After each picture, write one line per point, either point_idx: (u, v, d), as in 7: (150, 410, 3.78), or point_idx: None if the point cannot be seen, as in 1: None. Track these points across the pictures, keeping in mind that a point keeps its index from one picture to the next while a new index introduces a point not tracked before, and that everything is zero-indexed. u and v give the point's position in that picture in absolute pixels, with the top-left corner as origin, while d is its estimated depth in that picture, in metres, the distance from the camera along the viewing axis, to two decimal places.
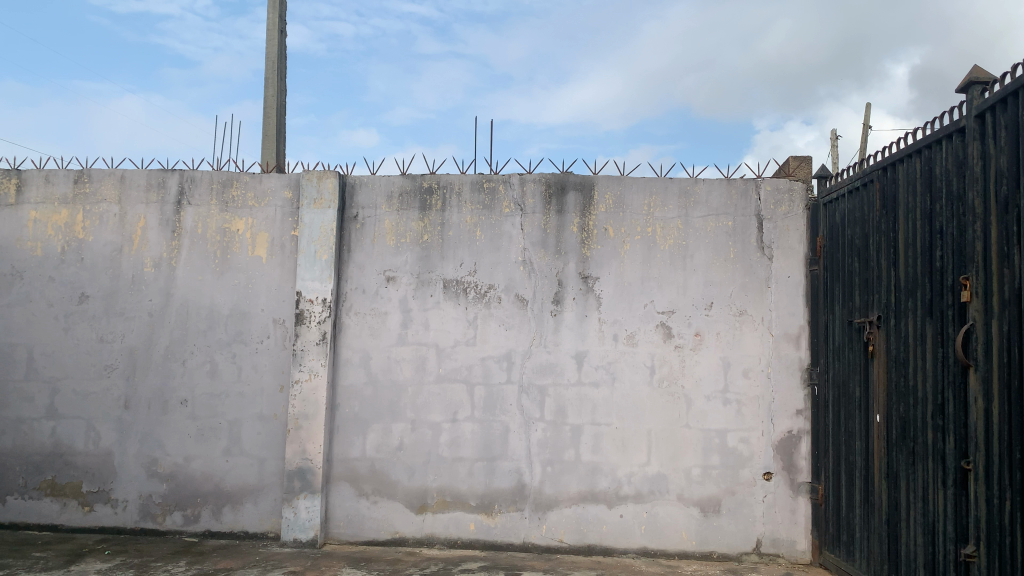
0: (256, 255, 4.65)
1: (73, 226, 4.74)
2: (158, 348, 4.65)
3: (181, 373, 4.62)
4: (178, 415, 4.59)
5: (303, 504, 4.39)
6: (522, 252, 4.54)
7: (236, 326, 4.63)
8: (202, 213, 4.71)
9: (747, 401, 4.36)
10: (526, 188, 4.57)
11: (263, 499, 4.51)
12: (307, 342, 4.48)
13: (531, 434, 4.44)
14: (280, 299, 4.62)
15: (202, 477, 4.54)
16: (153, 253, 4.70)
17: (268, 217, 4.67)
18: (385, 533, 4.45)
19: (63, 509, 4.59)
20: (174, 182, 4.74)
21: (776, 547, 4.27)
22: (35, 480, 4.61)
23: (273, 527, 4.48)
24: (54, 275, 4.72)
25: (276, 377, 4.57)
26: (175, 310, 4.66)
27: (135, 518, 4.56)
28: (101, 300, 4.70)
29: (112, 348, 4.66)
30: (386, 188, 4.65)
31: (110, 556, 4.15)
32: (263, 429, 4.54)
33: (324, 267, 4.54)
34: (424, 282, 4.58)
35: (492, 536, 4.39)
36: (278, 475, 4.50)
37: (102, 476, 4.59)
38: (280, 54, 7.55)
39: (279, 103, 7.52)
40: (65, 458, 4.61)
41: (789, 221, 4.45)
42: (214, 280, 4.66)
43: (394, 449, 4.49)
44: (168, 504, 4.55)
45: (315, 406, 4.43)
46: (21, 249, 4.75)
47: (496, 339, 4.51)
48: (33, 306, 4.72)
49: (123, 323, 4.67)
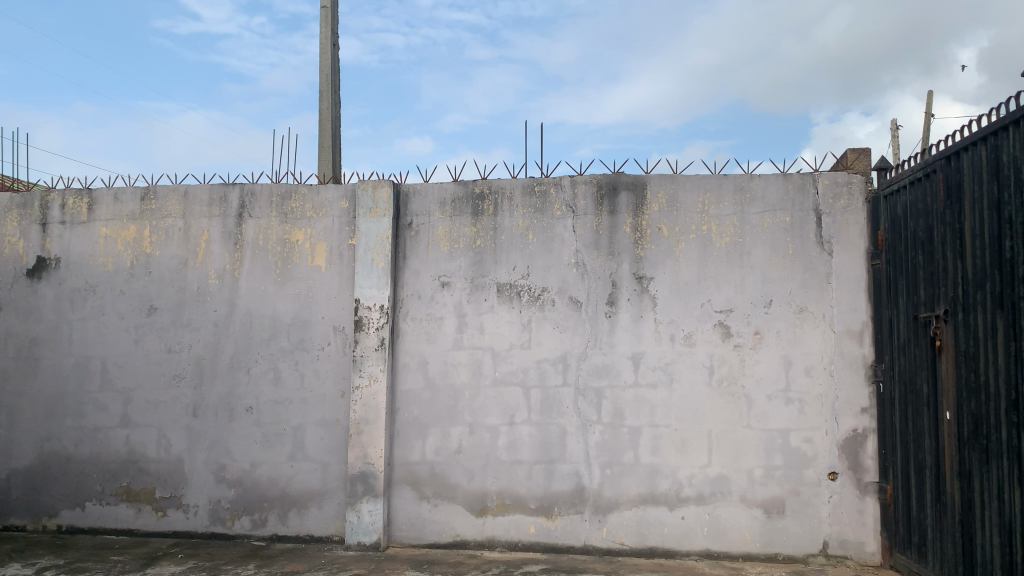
0: (315, 264, 4.76)
1: (141, 241, 4.92)
2: (224, 357, 4.79)
3: (247, 380, 4.75)
4: (244, 421, 4.72)
5: (366, 507, 4.46)
6: (575, 254, 4.54)
7: (297, 334, 4.74)
8: (263, 225, 4.83)
9: (809, 399, 4.27)
10: (577, 189, 4.57)
11: (327, 503, 4.60)
12: (365, 348, 4.56)
13: (589, 437, 4.43)
14: (339, 307, 4.71)
15: (269, 482, 4.66)
16: (217, 265, 4.85)
17: (326, 227, 4.77)
18: (447, 536, 4.49)
19: (138, 515, 4.76)
20: (235, 196, 4.88)
21: (844, 548, 4.16)
22: (111, 486, 4.79)
23: (337, 530, 4.57)
24: (125, 289, 4.91)
25: (337, 382, 4.66)
26: (239, 320, 4.80)
27: (206, 522, 4.70)
28: (169, 312, 4.86)
29: (180, 358, 4.82)
30: (438, 194, 4.71)
31: (183, 559, 4.28)
32: (326, 434, 4.63)
33: (380, 274, 4.61)
34: (478, 286, 4.62)
35: (553, 538, 4.40)
36: (341, 479, 4.59)
37: (174, 482, 4.74)
38: (334, 67, 7.71)
39: (334, 115, 7.68)
40: (139, 465, 4.78)
41: (849, 215, 4.34)
42: (276, 290, 4.78)
43: (453, 453, 4.53)
44: (237, 508, 4.68)
45: (375, 410, 4.51)
46: (93, 264, 4.95)
47: (552, 342, 4.52)
48: (106, 319, 4.91)
49: (191, 333, 4.83)
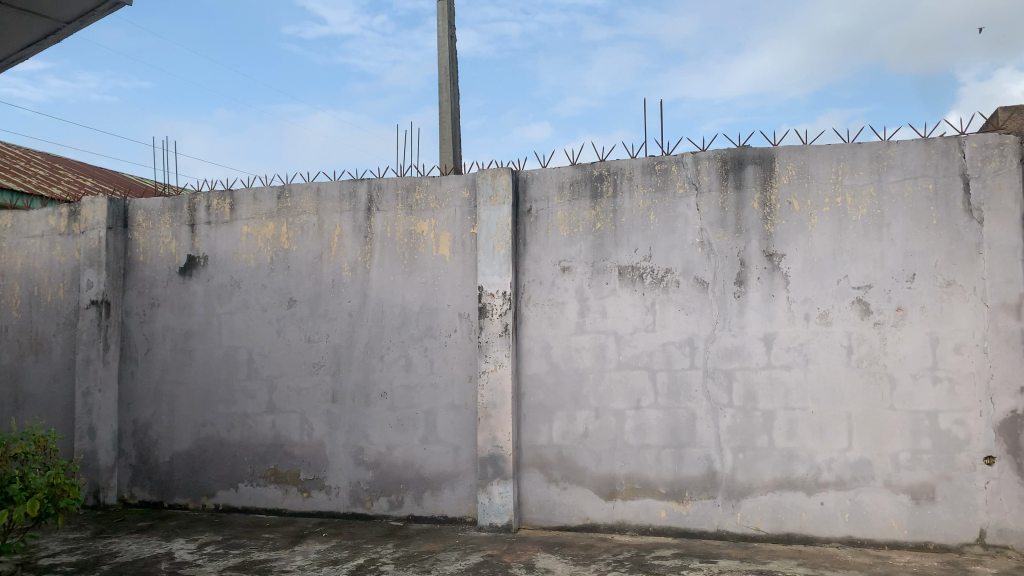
0: (439, 253, 4.87)
1: (279, 238, 5.20)
2: (358, 345, 5.00)
3: (380, 367, 4.94)
4: (379, 406, 4.91)
5: (497, 490, 4.55)
6: (699, 233, 4.43)
7: (425, 322, 4.88)
8: (389, 217, 5.00)
9: (960, 379, 3.99)
10: (700, 165, 4.45)
11: (459, 485, 4.72)
12: (491, 334, 4.63)
13: (720, 420, 4.32)
14: (464, 294, 4.81)
15: (404, 465, 4.83)
16: (349, 258, 5.06)
17: (449, 217, 4.88)
18: (577, 519, 4.51)
19: (286, 495, 5.06)
20: (362, 191, 5.07)
21: (1005, 538, 3.87)
22: (261, 468, 5.11)
23: (470, 512, 4.68)
24: (266, 283, 5.21)
25: (464, 368, 4.77)
26: (370, 309, 4.99)
27: (347, 503, 4.93)
28: (307, 303, 5.12)
29: (318, 347, 5.07)
30: (557, 179, 4.71)
31: (328, 537, 4.52)
32: (456, 418, 4.75)
33: (502, 261, 4.66)
34: (600, 270, 4.59)
35: (684, 523, 4.33)
36: (472, 462, 4.70)
37: (317, 464, 5.00)
38: (451, 59, 7.84)
39: (454, 106, 7.82)
40: (284, 448, 5.07)
41: (1001, 179, 3.99)
42: (404, 280, 4.94)
43: (580, 437, 4.54)
44: (375, 490, 4.88)
45: (502, 395, 4.58)
46: (238, 261, 5.28)
47: (678, 324, 4.44)
48: (251, 312, 5.23)
49: (327, 323, 5.07)
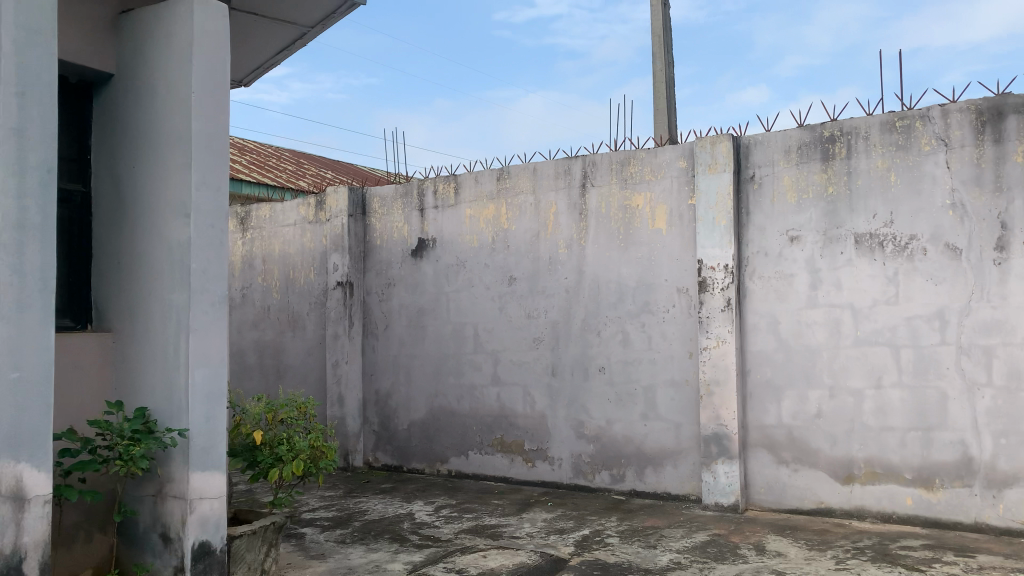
0: (657, 227, 4.80)
1: (499, 218, 5.39)
2: (576, 321, 5.06)
3: (599, 342, 4.97)
4: (599, 381, 4.95)
5: (722, 468, 4.42)
6: (951, 194, 3.98)
7: (643, 297, 4.83)
8: (605, 192, 4.99)
9: None
10: (950, 118, 3.99)
11: (682, 462, 4.65)
12: (712, 309, 4.50)
13: (978, 402, 3.88)
14: (683, 268, 4.70)
15: (625, 440, 4.84)
16: (566, 235, 5.12)
17: (665, 189, 4.78)
18: (810, 503, 4.28)
19: (513, 464, 5.27)
20: (578, 167, 5.10)
21: None
22: (489, 438, 5.37)
23: (694, 489, 4.60)
24: (489, 261, 5.41)
25: (685, 343, 4.67)
26: (588, 286, 5.03)
27: (570, 474, 5.04)
28: (527, 280, 5.26)
29: (539, 323, 5.20)
30: (782, 143, 4.44)
31: (553, 507, 4.65)
32: (677, 394, 4.68)
33: (723, 233, 4.49)
34: (832, 238, 4.29)
35: (935, 513, 3.96)
36: (694, 439, 4.61)
37: (541, 436, 5.16)
38: (665, 27, 7.65)
39: (668, 75, 7.63)
40: (510, 420, 5.28)
41: None
42: (621, 255, 4.92)
43: (812, 416, 4.29)
44: (597, 463, 4.94)
45: (725, 371, 4.43)
46: (462, 241, 5.53)
47: (924, 296, 4.03)
48: (475, 290, 5.47)
49: (546, 299, 5.18)
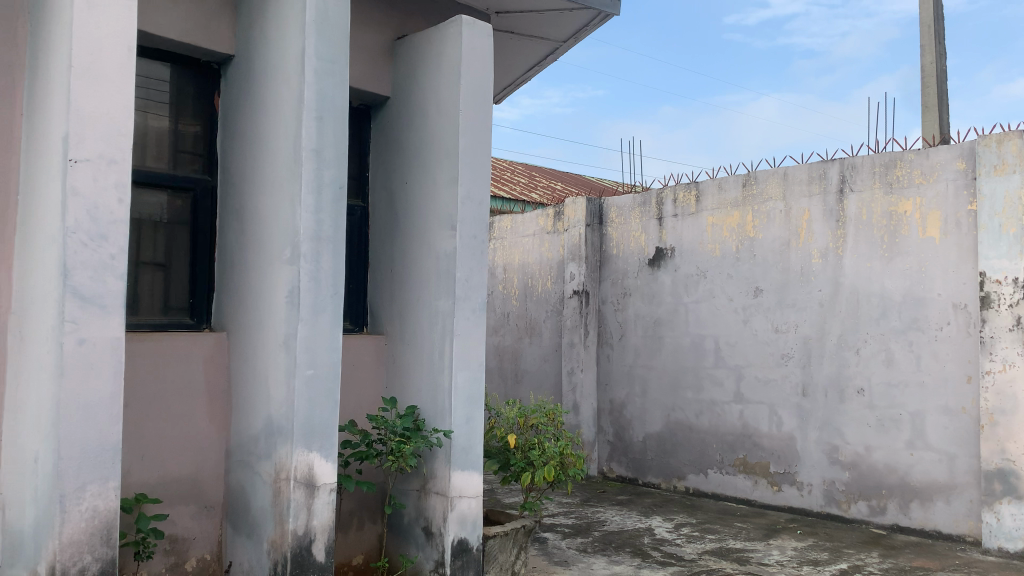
0: (928, 235, 4.34)
1: (744, 226, 5.16)
2: (830, 337, 4.72)
3: (856, 361, 4.60)
4: (856, 403, 4.57)
5: (1008, 510, 3.89)
6: None
7: (911, 313, 4.39)
8: (866, 198, 4.61)
9: None
10: None
11: (956, 499, 4.15)
12: (998, 328, 3.98)
13: None
14: (960, 282, 4.21)
15: (886, 470, 4.42)
16: (819, 244, 4.79)
17: (939, 194, 4.31)
18: None
19: (755, 486, 5.02)
20: (834, 171, 4.76)
21: None
22: (730, 457, 5.16)
23: (971, 531, 4.09)
24: (732, 272, 5.20)
25: (961, 366, 4.17)
26: (844, 299, 4.67)
27: (821, 502, 4.70)
28: (774, 293, 4.99)
29: (787, 338, 4.91)
30: None
31: (803, 535, 4.35)
32: (951, 423, 4.19)
33: (1012, 242, 3.96)
34: None
35: None
36: (972, 474, 4.10)
37: (787, 459, 4.86)
38: (935, 17, 6.96)
39: (938, 69, 6.93)
40: (753, 439, 5.04)
41: None
42: (884, 266, 4.51)
43: None
44: (852, 492, 4.56)
45: (1013, 400, 3.90)
46: (703, 251, 5.37)
47: None
48: (716, 301, 5.28)
49: (796, 313, 4.88)
